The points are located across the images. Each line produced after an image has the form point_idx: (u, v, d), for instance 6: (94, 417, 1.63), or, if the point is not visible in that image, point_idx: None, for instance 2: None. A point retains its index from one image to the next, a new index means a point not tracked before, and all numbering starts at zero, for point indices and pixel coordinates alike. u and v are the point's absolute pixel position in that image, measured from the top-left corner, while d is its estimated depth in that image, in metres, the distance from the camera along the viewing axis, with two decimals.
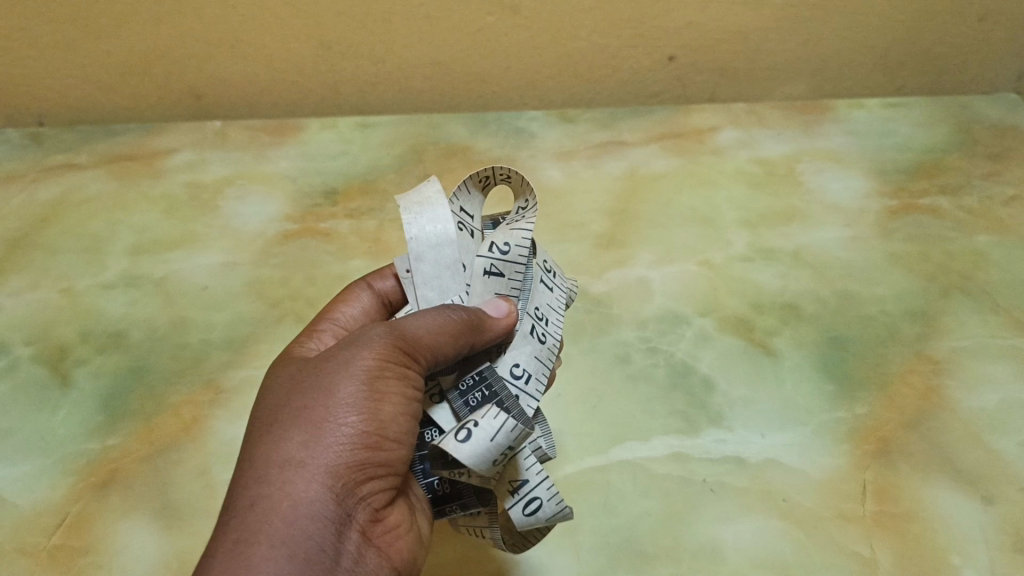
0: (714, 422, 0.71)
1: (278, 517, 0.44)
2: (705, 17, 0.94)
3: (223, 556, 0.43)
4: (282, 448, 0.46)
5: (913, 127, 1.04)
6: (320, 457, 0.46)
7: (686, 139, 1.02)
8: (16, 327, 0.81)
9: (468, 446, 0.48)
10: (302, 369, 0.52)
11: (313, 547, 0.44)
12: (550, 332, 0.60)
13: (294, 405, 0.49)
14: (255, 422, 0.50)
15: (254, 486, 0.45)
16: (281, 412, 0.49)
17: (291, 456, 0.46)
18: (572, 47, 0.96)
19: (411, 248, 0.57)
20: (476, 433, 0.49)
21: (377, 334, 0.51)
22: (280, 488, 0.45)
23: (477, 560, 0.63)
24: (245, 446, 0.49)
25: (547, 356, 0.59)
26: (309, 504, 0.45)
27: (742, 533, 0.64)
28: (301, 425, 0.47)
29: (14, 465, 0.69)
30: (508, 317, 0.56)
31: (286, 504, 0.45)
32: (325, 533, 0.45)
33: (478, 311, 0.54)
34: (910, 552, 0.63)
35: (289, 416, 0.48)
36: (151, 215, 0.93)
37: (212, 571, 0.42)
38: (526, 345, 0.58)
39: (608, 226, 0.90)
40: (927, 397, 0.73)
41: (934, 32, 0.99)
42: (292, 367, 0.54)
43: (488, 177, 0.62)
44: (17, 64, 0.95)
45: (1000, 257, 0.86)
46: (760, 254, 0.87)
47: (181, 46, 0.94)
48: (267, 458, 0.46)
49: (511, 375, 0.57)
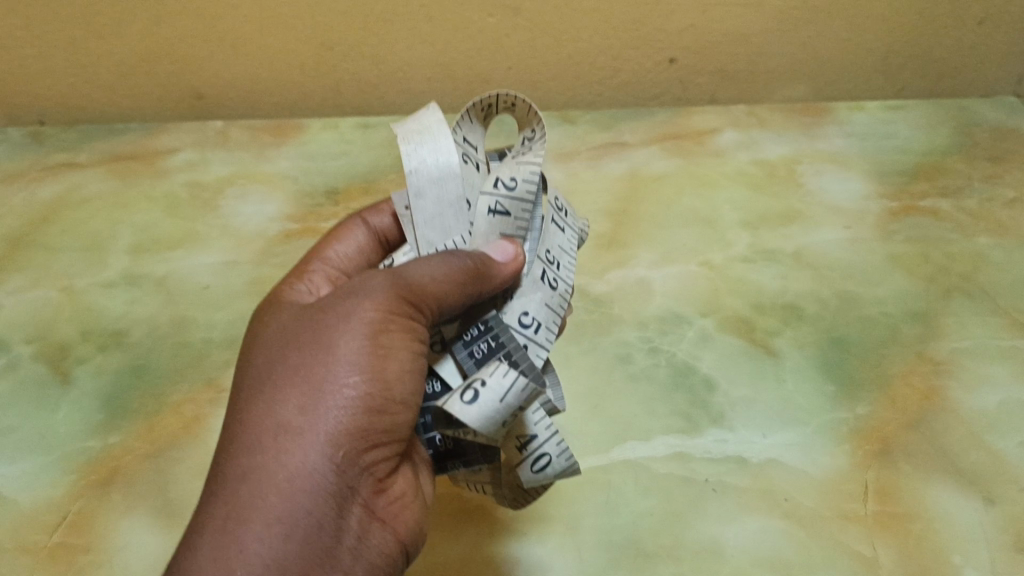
0: (715, 422, 0.72)
1: (273, 492, 0.45)
2: (706, 19, 0.95)
3: (216, 530, 0.44)
4: (278, 413, 0.47)
5: (914, 130, 1.04)
6: (319, 424, 0.46)
7: (687, 140, 1.02)
8: (17, 326, 0.81)
9: (475, 408, 0.47)
10: (302, 316, 0.52)
11: (312, 524, 0.45)
12: (561, 278, 0.59)
13: (291, 362, 0.48)
14: (249, 376, 0.50)
15: (245, 455, 0.46)
16: (277, 370, 0.49)
17: (287, 423, 0.46)
18: (573, 49, 0.97)
19: (411, 181, 0.56)
20: (483, 394, 0.48)
21: (379, 283, 0.50)
22: (275, 458, 0.45)
23: (479, 556, 0.63)
24: (239, 402, 0.49)
25: (557, 304, 0.58)
26: (306, 476, 0.45)
27: (744, 533, 0.64)
28: (299, 387, 0.47)
29: (13, 463, 0.69)
30: (514, 261, 0.54)
31: (282, 476, 0.45)
32: (325, 506, 0.45)
33: (484, 257, 0.52)
34: (911, 552, 0.63)
35: (286, 376, 0.48)
36: (153, 214, 0.93)
37: (208, 546, 0.44)
38: (537, 291, 0.57)
39: (609, 227, 0.90)
40: (928, 397, 0.74)
41: (934, 35, 1.00)
42: (298, 309, 0.54)
43: (491, 105, 0.62)
44: (18, 64, 0.95)
45: (1000, 258, 0.87)
46: (760, 254, 0.87)
47: (182, 44, 0.94)
48: (262, 423, 0.47)
49: (519, 323, 0.56)
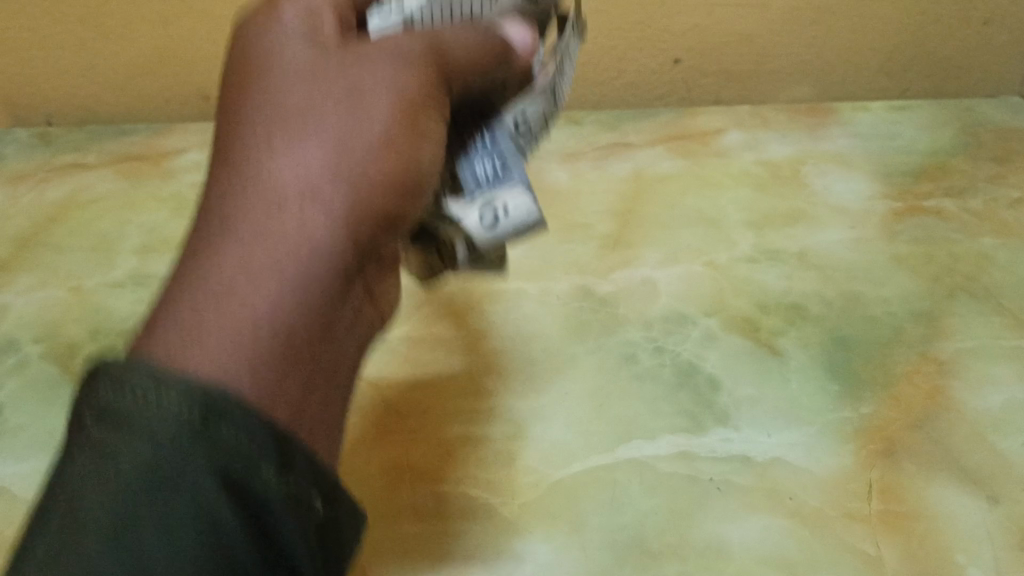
0: (719, 421, 0.72)
1: (297, 250, 0.45)
2: (710, 19, 0.97)
3: (223, 291, 0.43)
4: (303, 173, 0.47)
5: (918, 130, 1.03)
6: (345, 196, 0.47)
7: (692, 141, 1.01)
8: (26, 325, 0.81)
9: (492, 231, 0.58)
10: (310, 78, 0.50)
11: (326, 297, 0.46)
12: (558, 94, 0.62)
13: (311, 123, 0.48)
14: (256, 120, 0.49)
15: (262, 215, 0.45)
16: (297, 126, 0.48)
17: (313, 189, 0.46)
18: (579, 50, 0.99)
19: None
20: (503, 222, 0.58)
21: (410, 58, 0.52)
22: (301, 219, 0.46)
23: (486, 554, 0.64)
24: (245, 147, 0.48)
25: (549, 115, 0.61)
26: (329, 249, 0.46)
27: (749, 531, 0.64)
28: (327, 150, 0.47)
29: (23, 461, 0.70)
30: (530, 54, 0.59)
31: (307, 242, 0.45)
32: (338, 281, 0.47)
33: (506, 43, 0.58)
34: (914, 551, 0.63)
35: (309, 134, 0.48)
36: (161, 215, 0.94)
37: (220, 301, 0.43)
38: (536, 100, 0.60)
39: (614, 227, 0.91)
40: (933, 397, 0.74)
41: (937, 36, 1.01)
42: (299, 55, 0.51)
43: None
44: (28, 64, 0.97)
45: (1004, 259, 0.87)
46: (765, 254, 0.87)
47: (188, 43, 0.95)
48: (284, 180, 0.46)
49: (514, 124, 0.59)
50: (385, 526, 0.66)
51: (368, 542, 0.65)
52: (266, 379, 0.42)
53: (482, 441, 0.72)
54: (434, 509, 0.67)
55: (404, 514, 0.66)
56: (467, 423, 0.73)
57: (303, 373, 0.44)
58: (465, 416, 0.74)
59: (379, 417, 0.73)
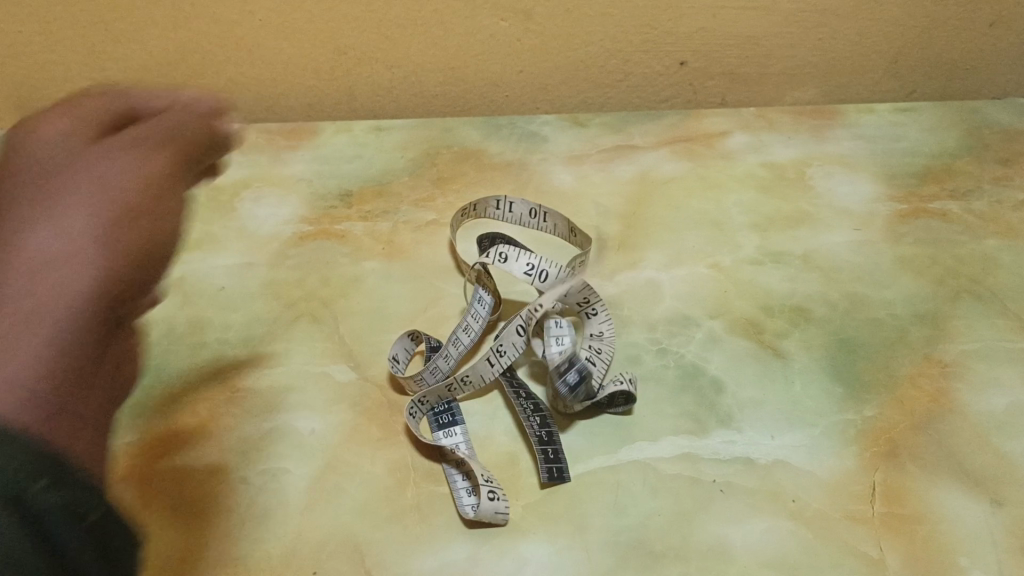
0: (722, 423, 0.72)
1: (51, 324, 0.63)
2: (716, 23, 0.97)
3: (11, 326, 0.62)
4: (38, 239, 0.66)
5: (924, 133, 1.03)
6: (68, 308, 0.64)
7: (696, 143, 1.02)
8: None
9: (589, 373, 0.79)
10: (60, 143, 0.73)
11: (69, 369, 0.64)
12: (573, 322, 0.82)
13: (33, 202, 0.69)
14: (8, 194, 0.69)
15: (14, 278, 0.64)
16: (38, 210, 0.68)
17: (52, 263, 0.65)
18: (585, 53, 0.99)
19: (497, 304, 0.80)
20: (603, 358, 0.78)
21: (113, 161, 0.72)
22: (44, 285, 0.64)
23: (490, 555, 0.64)
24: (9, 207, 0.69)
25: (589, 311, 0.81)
26: (70, 318, 0.64)
27: (751, 533, 0.65)
28: (50, 228, 0.67)
29: None
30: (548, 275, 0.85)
31: (45, 306, 0.64)
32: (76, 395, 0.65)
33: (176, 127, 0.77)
34: (917, 553, 0.63)
35: (49, 207, 0.68)
36: None
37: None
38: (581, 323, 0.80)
39: (619, 229, 0.91)
40: (936, 399, 0.74)
41: (942, 38, 1.01)
42: (54, 135, 0.72)
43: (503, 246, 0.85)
44: (39, 67, 0.98)
45: (1009, 261, 0.87)
46: (769, 257, 0.88)
47: (198, 47, 0.96)
48: (27, 250, 0.65)
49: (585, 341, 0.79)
50: (390, 526, 0.66)
51: (372, 542, 0.65)
52: (45, 411, 0.61)
53: (488, 444, 0.72)
54: (439, 510, 0.67)
55: (408, 515, 0.67)
56: (472, 425, 0.74)
57: (91, 406, 0.67)
58: (470, 417, 0.75)
59: (383, 417, 0.74)
